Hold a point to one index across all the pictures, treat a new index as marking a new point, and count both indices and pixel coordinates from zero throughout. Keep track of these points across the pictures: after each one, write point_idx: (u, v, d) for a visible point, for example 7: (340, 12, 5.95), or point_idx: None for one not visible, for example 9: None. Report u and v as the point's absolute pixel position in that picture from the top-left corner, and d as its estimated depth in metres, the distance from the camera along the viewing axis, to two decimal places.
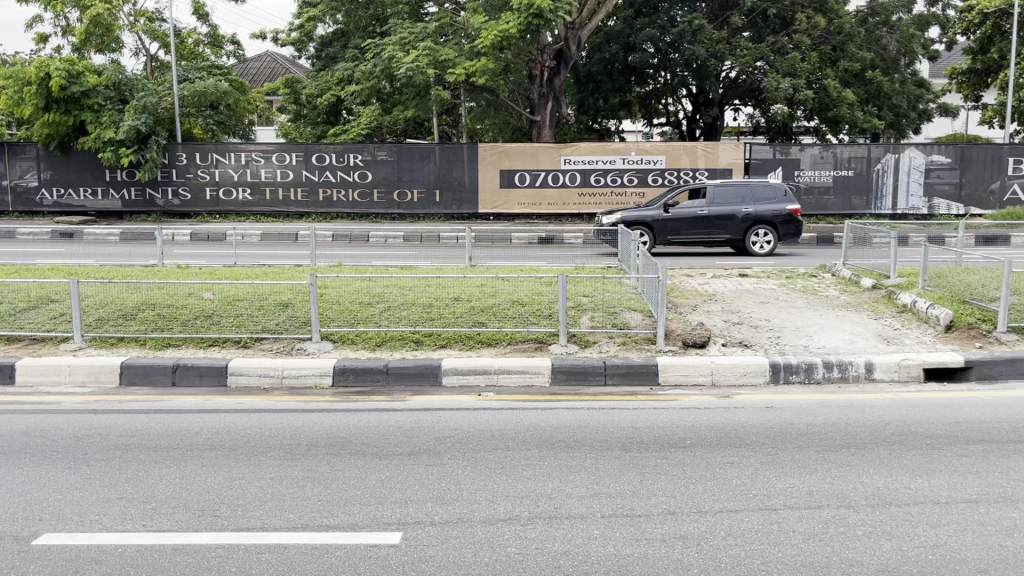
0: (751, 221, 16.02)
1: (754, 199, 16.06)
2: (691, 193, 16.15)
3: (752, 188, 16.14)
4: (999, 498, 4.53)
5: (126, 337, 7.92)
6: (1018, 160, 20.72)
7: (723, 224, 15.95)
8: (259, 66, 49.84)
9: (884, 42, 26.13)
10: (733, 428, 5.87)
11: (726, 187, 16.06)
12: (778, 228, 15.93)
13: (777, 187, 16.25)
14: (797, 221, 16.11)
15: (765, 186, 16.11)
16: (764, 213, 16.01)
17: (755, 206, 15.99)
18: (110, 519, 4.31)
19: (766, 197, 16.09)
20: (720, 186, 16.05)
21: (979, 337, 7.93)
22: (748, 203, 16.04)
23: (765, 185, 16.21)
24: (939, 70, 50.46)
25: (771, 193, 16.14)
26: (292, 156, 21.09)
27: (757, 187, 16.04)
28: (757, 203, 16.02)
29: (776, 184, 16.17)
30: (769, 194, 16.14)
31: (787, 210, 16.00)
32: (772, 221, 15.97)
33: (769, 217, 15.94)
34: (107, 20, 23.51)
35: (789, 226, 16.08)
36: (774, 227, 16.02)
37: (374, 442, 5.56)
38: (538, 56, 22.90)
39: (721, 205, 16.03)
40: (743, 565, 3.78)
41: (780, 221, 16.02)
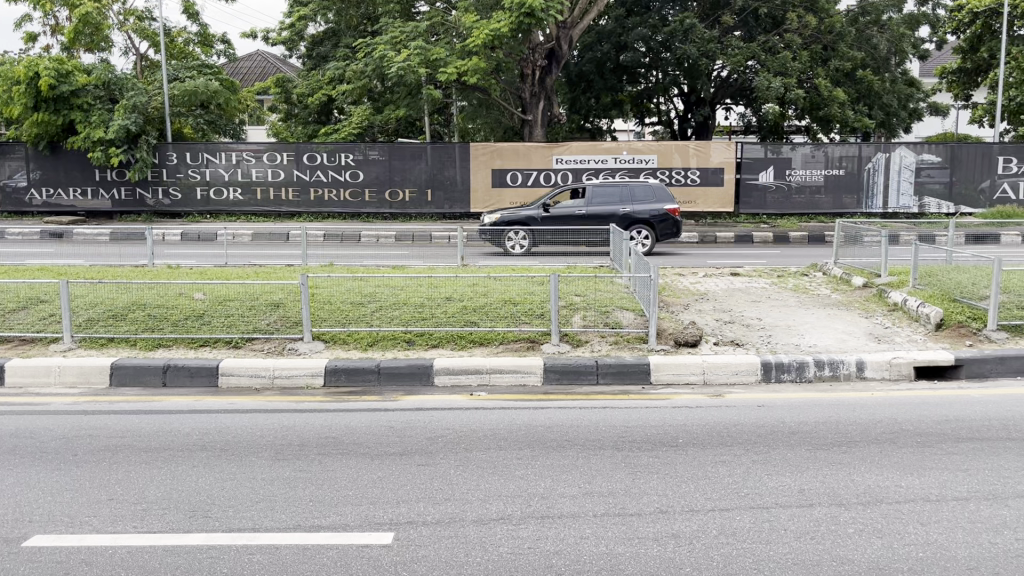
0: (629, 221, 16.07)
1: (633, 199, 16.15)
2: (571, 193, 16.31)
3: (631, 188, 16.27)
4: (990, 496, 4.55)
5: (116, 338, 7.88)
6: (1008, 159, 20.82)
7: (600, 222, 16.01)
8: (249, 65, 49.73)
9: (875, 42, 26.27)
10: (725, 427, 5.88)
11: (604, 187, 16.19)
12: (655, 228, 15.95)
13: (658, 188, 16.35)
14: (677, 221, 16.12)
15: (644, 186, 16.22)
16: (643, 213, 16.08)
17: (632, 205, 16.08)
18: (101, 520, 4.30)
19: (646, 197, 16.18)
20: (599, 186, 16.18)
21: (969, 336, 7.96)
22: (627, 203, 16.14)
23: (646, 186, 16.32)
24: (929, 70, 50.72)
25: (652, 193, 16.24)
26: (283, 156, 21.05)
27: (636, 187, 16.16)
28: (636, 203, 16.11)
29: (657, 185, 16.29)
30: (648, 194, 16.24)
31: (665, 210, 16.07)
32: (650, 221, 16.01)
33: (644, 217, 16.01)
34: (96, 19, 23.41)
35: (665, 225, 16.16)
36: (649, 227, 16.10)
37: (366, 442, 5.55)
38: (530, 55, 22.79)
39: (599, 205, 16.14)
40: (736, 564, 3.79)
41: (657, 220, 16.07)
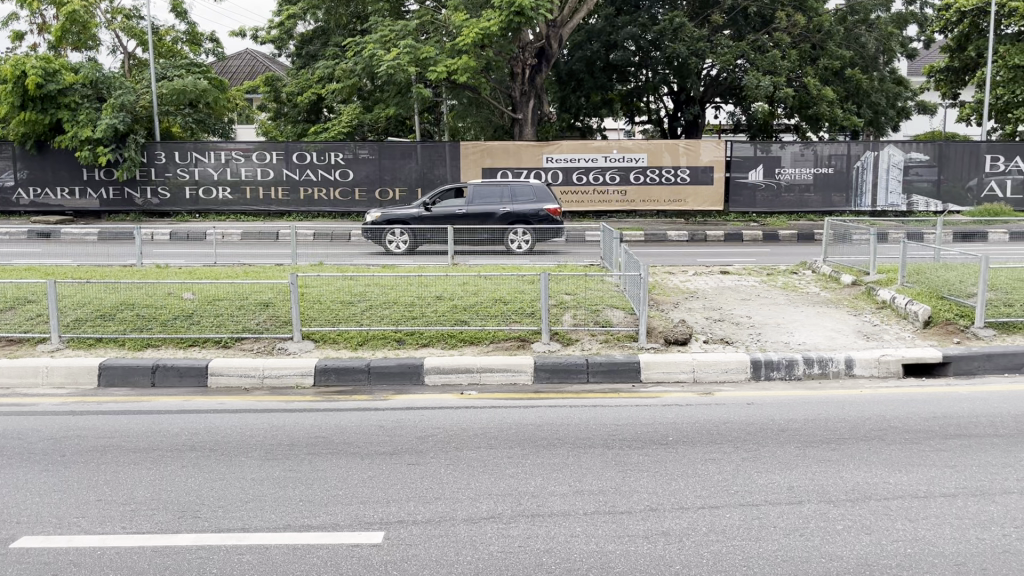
0: (507, 220, 15.98)
1: (513, 199, 16.06)
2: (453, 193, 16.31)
3: (514, 188, 16.20)
4: (977, 492, 4.58)
5: (104, 338, 7.85)
6: (995, 157, 20.94)
7: (478, 221, 15.98)
8: (239, 63, 49.63)
9: (863, 40, 26.26)
10: (714, 424, 5.90)
11: (486, 186, 16.17)
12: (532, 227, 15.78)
13: (542, 188, 16.17)
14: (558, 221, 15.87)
15: (526, 186, 16.10)
16: (522, 214, 15.96)
17: (510, 205, 16.00)
18: (88, 521, 4.28)
19: (526, 197, 16.05)
20: (480, 185, 16.18)
21: (956, 333, 8.02)
22: (507, 202, 16.07)
23: (530, 186, 16.18)
24: (917, 68, 51.09)
25: (535, 194, 16.10)
26: (273, 155, 21.01)
27: (516, 187, 16.06)
28: (515, 202, 16.01)
29: (540, 185, 16.11)
30: (529, 194, 16.10)
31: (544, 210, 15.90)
32: (530, 220, 15.89)
33: (521, 216, 15.87)
34: (84, 17, 23.29)
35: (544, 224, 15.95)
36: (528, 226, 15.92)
37: (356, 441, 5.54)
38: (521, 54, 22.72)
39: (479, 204, 16.13)
40: (725, 561, 3.80)
41: (535, 220, 15.89)
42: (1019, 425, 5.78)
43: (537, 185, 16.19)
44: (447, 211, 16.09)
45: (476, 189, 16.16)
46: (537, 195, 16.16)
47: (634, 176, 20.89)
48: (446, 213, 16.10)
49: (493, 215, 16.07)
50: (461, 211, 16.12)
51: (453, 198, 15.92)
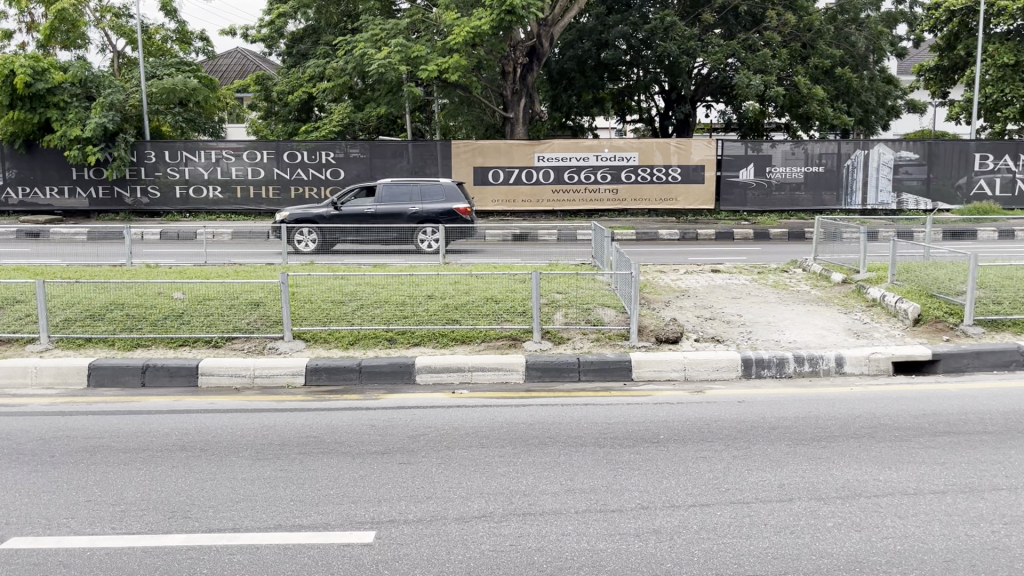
0: (416, 220, 15.98)
1: (423, 199, 16.08)
2: (361, 192, 16.24)
3: (424, 188, 16.22)
4: (966, 488, 4.61)
5: (93, 338, 7.81)
6: (984, 156, 21.05)
7: (388, 221, 15.94)
8: (229, 62, 49.48)
9: (853, 40, 26.42)
10: (706, 422, 5.91)
11: (396, 186, 16.14)
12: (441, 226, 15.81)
13: (451, 188, 16.23)
14: (468, 221, 15.95)
15: (435, 186, 16.13)
16: (432, 213, 15.97)
17: (420, 205, 16.01)
18: (78, 522, 4.26)
19: (437, 197, 16.09)
20: (389, 185, 16.14)
21: (946, 331, 8.05)
22: (417, 201, 16.08)
23: (441, 185, 16.23)
24: (907, 67, 51.36)
25: (445, 193, 16.15)
26: (263, 154, 20.97)
27: (426, 187, 16.08)
28: (426, 202, 16.03)
29: (451, 185, 16.17)
30: (439, 194, 16.13)
31: (453, 209, 15.94)
32: (439, 220, 15.91)
33: (431, 216, 15.90)
34: (73, 15, 23.16)
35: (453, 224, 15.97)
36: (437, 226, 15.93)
37: (348, 441, 5.53)
38: (512, 53, 22.68)
39: (387, 204, 16.09)
40: (715, 558, 3.81)
41: (444, 220, 15.93)
42: (1008, 422, 5.81)
43: (447, 185, 16.25)
44: (355, 211, 16.01)
45: (385, 188, 16.12)
46: (448, 194, 16.22)
47: (625, 175, 20.91)
48: (354, 212, 16.03)
49: (403, 214, 16.05)
50: (370, 210, 16.05)
51: (361, 196, 15.85)
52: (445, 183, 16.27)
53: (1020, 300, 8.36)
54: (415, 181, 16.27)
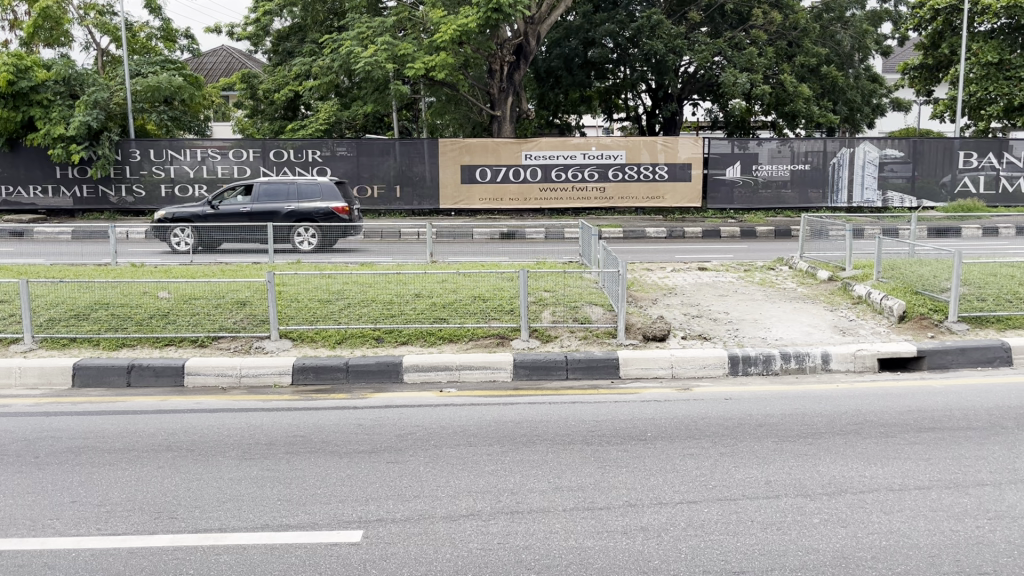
0: (291, 218, 16.75)
1: (299, 198, 16.83)
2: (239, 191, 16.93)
3: (301, 187, 16.99)
4: (950, 484, 4.64)
5: (78, 337, 7.75)
6: (968, 154, 21.19)
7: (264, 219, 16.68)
8: (213, 61, 49.21)
9: (839, 38, 26.74)
10: (693, 420, 5.93)
11: (272, 186, 16.88)
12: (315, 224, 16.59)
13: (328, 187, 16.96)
14: (345, 220, 16.67)
15: (311, 185, 16.88)
16: (307, 211, 16.75)
17: (295, 205, 16.78)
18: (63, 523, 4.23)
19: (313, 196, 16.86)
20: (266, 185, 16.86)
21: (930, 328, 8.10)
22: (294, 201, 16.84)
23: (318, 184, 16.97)
24: (892, 66, 51.76)
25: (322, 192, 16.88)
26: (250, 152, 20.92)
27: (301, 186, 16.82)
28: (302, 201, 16.80)
29: (329, 184, 16.89)
30: (315, 193, 16.90)
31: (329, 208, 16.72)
32: (315, 218, 16.65)
33: (307, 214, 16.67)
34: (56, 13, 22.96)
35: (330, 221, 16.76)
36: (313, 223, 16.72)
37: (335, 440, 5.52)
38: (498, 51, 22.63)
39: (264, 203, 16.84)
40: (703, 555, 3.83)
41: (320, 218, 16.73)
42: (992, 418, 5.85)
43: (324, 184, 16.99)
44: (232, 210, 16.73)
45: (263, 188, 16.89)
46: (324, 194, 16.98)
47: (612, 173, 20.95)
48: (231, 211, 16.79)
49: (280, 212, 16.81)
50: (246, 210, 16.82)
51: (238, 197, 16.54)
52: (322, 182, 17.04)
53: (1003, 297, 8.45)
54: (292, 181, 17.01)
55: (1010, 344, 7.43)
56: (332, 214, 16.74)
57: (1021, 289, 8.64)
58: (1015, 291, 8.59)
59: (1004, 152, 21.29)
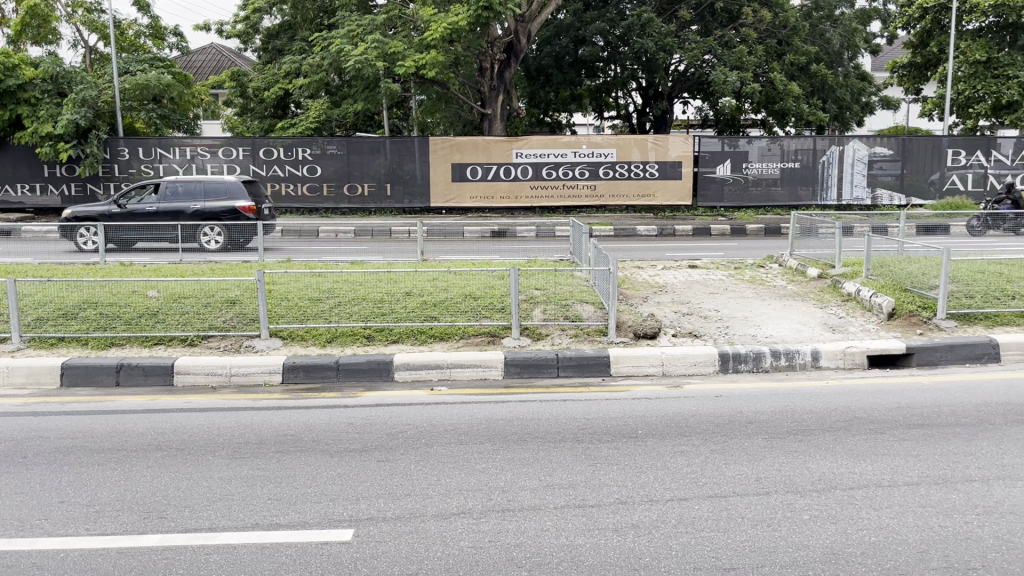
0: (199, 218, 17.07)
1: (205, 197, 17.14)
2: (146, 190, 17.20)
3: (207, 185, 17.26)
4: (939, 480, 4.67)
5: (66, 336, 7.72)
6: (956, 152, 21.28)
7: (170, 218, 16.96)
8: (202, 58, 49.07)
9: (828, 36, 26.94)
10: (684, 417, 5.95)
11: (178, 185, 17.16)
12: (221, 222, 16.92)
13: (234, 184, 17.30)
14: (252, 218, 17.02)
15: (218, 184, 17.18)
16: (214, 210, 17.07)
17: (201, 204, 17.09)
18: (51, 523, 4.21)
19: (220, 195, 17.17)
20: (172, 184, 17.14)
21: (919, 325, 8.16)
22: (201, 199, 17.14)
23: (224, 183, 17.29)
24: (881, 64, 52.11)
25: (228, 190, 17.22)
26: (239, 151, 20.87)
27: (208, 185, 17.12)
28: (207, 200, 17.11)
29: (235, 183, 17.23)
30: (222, 192, 17.21)
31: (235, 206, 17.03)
32: (221, 216, 16.98)
33: (214, 213, 16.99)
34: (44, 11, 22.82)
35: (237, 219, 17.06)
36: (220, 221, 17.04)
37: (326, 439, 5.50)
38: (489, 49, 22.60)
39: (170, 202, 17.15)
40: (693, 552, 3.83)
41: (227, 216, 17.05)
42: (980, 414, 5.89)
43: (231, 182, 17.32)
44: (140, 209, 17.05)
45: (169, 187, 17.14)
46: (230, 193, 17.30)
47: (603, 171, 20.96)
48: (138, 210, 17.09)
49: (187, 212, 17.10)
50: (154, 208, 17.14)
51: (144, 196, 16.84)
52: (228, 181, 17.32)
53: (991, 293, 8.50)
54: (199, 180, 17.28)
55: (998, 341, 7.47)
56: (238, 212, 17.09)
57: (1008, 286, 8.69)
58: (1003, 288, 8.65)
59: (992, 149, 21.34)
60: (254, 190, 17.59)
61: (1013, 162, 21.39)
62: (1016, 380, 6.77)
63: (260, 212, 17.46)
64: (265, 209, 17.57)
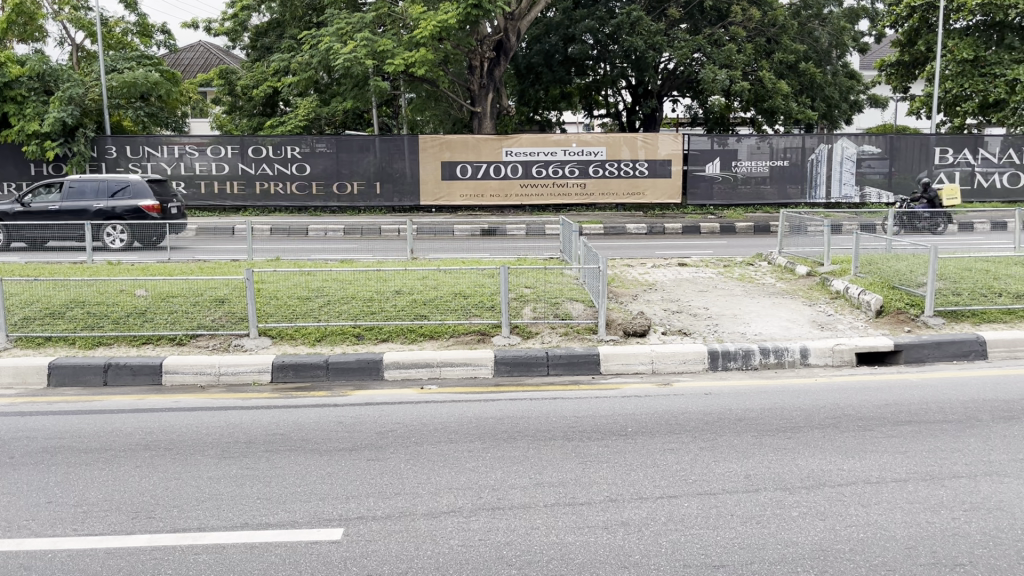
0: (101, 217, 16.71)
1: (107, 195, 16.77)
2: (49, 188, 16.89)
3: (111, 183, 16.90)
4: (927, 476, 4.69)
5: (53, 336, 7.66)
6: (944, 150, 21.43)
7: (71, 217, 16.60)
8: (190, 56, 48.87)
9: (816, 35, 27.06)
10: (674, 415, 5.96)
11: (81, 184, 16.84)
12: (122, 220, 16.55)
13: (139, 183, 16.94)
14: (155, 217, 16.69)
15: (121, 182, 16.81)
16: (116, 209, 16.69)
17: (103, 202, 16.72)
18: (39, 523, 4.19)
19: (123, 193, 16.79)
20: (75, 182, 16.80)
21: (907, 322, 8.19)
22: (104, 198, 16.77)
23: (128, 181, 16.93)
24: (869, 62, 52.41)
25: (130, 190, 16.84)
26: (228, 149, 20.74)
27: (110, 184, 16.76)
28: (110, 199, 16.73)
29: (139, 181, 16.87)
30: (125, 190, 16.84)
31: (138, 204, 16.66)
32: (123, 215, 16.60)
33: (116, 211, 16.62)
34: (30, 9, 22.67)
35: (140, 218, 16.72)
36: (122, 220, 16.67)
37: (315, 438, 5.49)
38: (478, 47, 22.57)
39: (72, 201, 16.80)
40: (683, 550, 3.84)
41: (130, 216, 16.68)
42: (967, 411, 5.93)
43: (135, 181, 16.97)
44: (41, 207, 16.70)
45: (71, 186, 16.77)
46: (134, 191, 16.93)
47: (593, 169, 20.97)
48: (40, 208, 16.75)
49: (89, 211, 16.73)
50: (56, 207, 16.80)
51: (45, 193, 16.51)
52: (133, 179, 16.96)
53: (977, 291, 8.56)
54: (103, 178, 16.93)
55: (985, 338, 7.52)
56: (142, 212, 16.73)
57: (995, 283, 8.76)
58: (989, 285, 8.71)
59: (979, 148, 21.56)
60: (158, 189, 17.24)
61: (999, 160, 21.62)
62: (1003, 377, 6.82)
63: (166, 211, 17.13)
64: (171, 207, 17.25)
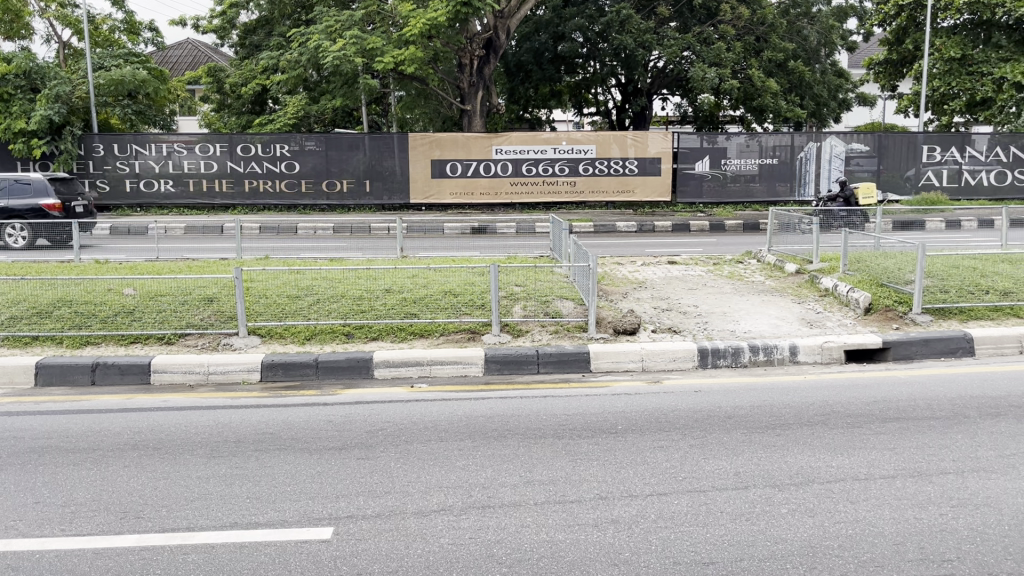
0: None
1: (8, 195, 16.09)
2: None
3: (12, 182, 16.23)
4: (914, 473, 4.72)
5: (40, 335, 7.60)
6: (932, 148, 21.53)
7: None
8: (178, 53, 48.70)
9: (805, 33, 27.11)
10: (663, 412, 5.97)
11: None
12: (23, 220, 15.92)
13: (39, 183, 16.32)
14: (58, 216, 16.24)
15: (21, 181, 16.15)
16: (17, 208, 16.02)
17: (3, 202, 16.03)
18: (26, 524, 4.16)
19: (24, 193, 16.15)
20: None
21: (895, 319, 8.23)
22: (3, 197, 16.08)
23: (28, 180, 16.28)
24: (857, 61, 52.75)
25: (31, 189, 16.18)
26: (216, 147, 20.60)
27: (11, 183, 16.11)
28: (10, 198, 16.06)
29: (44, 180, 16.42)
30: (26, 190, 16.20)
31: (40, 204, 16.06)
32: (22, 216, 15.94)
33: (17, 210, 15.96)
34: (16, 6, 22.54)
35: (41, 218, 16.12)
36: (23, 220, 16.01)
37: (305, 437, 5.47)
38: (468, 45, 22.54)
39: None
40: (673, 547, 3.85)
41: (31, 216, 16.04)
42: (954, 407, 5.96)
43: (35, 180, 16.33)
44: None
45: None
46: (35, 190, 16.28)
47: (583, 167, 20.98)
48: None
49: None
50: None
51: None
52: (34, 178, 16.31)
53: (965, 288, 8.61)
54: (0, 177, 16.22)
55: (973, 334, 7.56)
56: (43, 211, 16.15)
57: (982, 281, 8.81)
58: (976, 283, 8.76)
59: (966, 146, 21.67)
60: (63, 188, 16.81)
61: (986, 157, 21.73)
62: (991, 374, 6.86)
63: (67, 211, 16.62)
64: (76, 206, 16.81)
